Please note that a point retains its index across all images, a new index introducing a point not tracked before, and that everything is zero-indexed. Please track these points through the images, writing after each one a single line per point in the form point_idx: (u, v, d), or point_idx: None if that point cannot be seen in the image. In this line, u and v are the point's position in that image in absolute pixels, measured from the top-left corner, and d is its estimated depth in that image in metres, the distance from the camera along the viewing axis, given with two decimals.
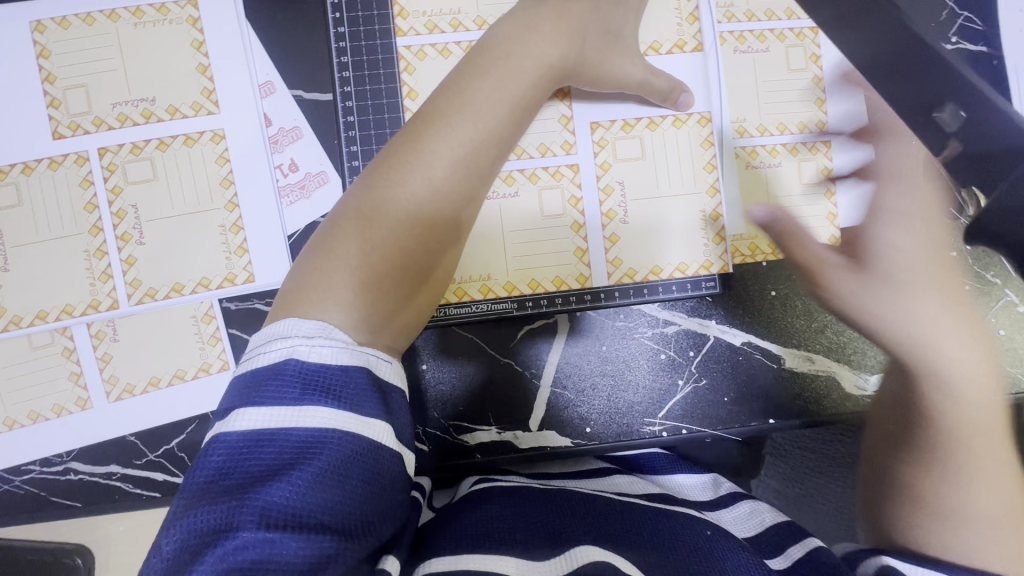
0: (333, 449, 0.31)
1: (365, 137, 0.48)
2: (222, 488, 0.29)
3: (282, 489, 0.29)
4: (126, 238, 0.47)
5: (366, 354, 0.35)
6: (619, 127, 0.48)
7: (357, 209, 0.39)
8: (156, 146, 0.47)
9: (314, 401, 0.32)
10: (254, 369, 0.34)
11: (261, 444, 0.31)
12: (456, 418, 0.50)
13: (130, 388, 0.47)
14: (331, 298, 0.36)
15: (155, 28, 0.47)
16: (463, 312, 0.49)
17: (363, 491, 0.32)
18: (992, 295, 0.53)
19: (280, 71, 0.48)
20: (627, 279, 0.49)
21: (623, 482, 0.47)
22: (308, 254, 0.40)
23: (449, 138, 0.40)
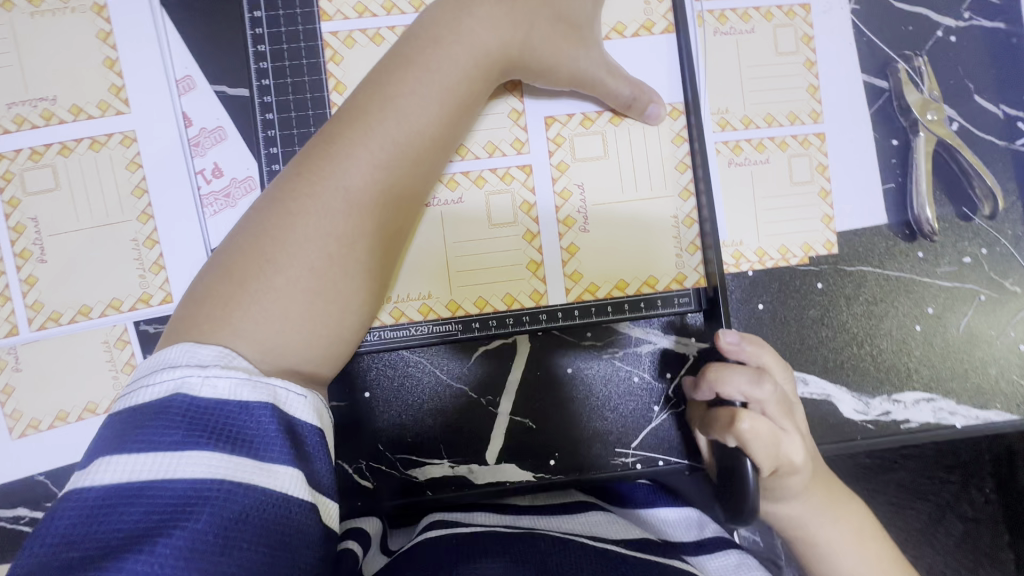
0: (220, 506, 0.26)
1: (287, 138, 0.42)
2: (75, 557, 0.24)
3: (146, 560, 0.24)
4: (25, 255, 0.42)
5: (275, 388, 0.30)
6: (576, 121, 0.42)
7: (266, 224, 0.34)
8: (58, 151, 0.42)
9: (199, 447, 0.27)
10: (137, 404, 0.29)
11: (129, 497, 0.26)
12: (404, 451, 0.45)
13: (35, 424, 0.42)
14: (228, 332, 0.31)
15: (54, 19, 0.42)
16: (402, 335, 0.42)
17: (257, 554, 0.27)
18: (1011, 305, 0.47)
19: (197, 65, 0.43)
20: (588, 296, 0.42)
21: (598, 520, 0.40)
22: (207, 275, 0.34)
23: (369, 139, 0.35)
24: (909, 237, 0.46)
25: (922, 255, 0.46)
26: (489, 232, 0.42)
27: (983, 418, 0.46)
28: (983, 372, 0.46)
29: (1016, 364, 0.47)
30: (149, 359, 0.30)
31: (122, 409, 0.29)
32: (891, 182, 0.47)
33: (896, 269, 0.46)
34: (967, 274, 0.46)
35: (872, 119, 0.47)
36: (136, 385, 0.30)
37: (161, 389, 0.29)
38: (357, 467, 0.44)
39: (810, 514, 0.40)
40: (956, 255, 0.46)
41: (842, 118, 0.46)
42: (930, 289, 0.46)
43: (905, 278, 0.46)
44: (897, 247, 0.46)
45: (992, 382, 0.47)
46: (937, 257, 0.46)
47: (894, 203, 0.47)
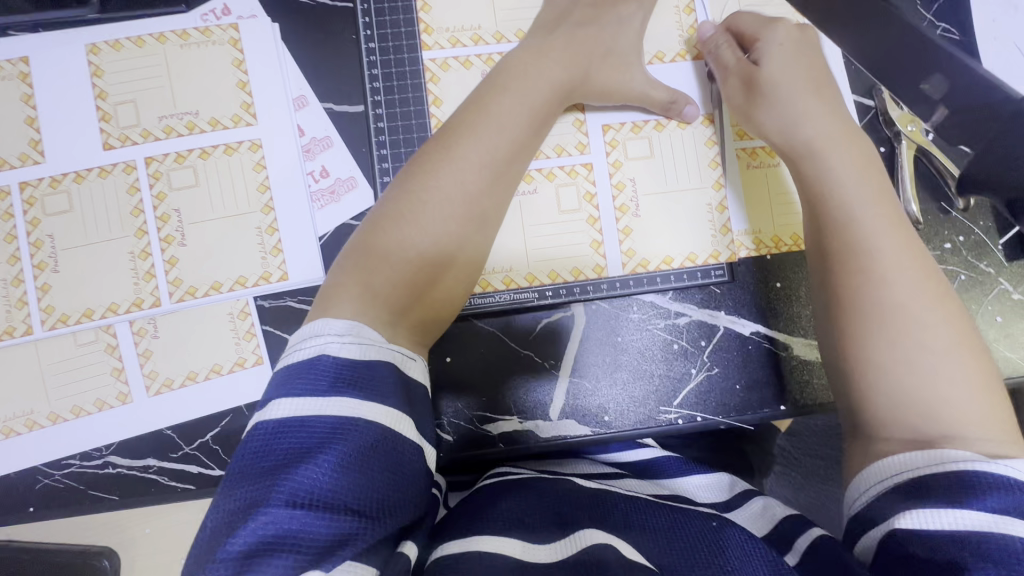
0: (359, 437, 0.33)
1: (392, 143, 0.52)
2: (256, 470, 0.31)
3: (311, 472, 0.31)
4: (170, 240, 0.50)
5: (392, 352, 0.38)
6: (630, 128, 0.52)
7: (392, 209, 0.42)
8: (198, 155, 0.51)
9: (343, 393, 0.34)
10: (290, 362, 0.36)
11: (293, 429, 0.33)
12: (480, 410, 0.52)
13: (169, 383, 0.50)
14: (368, 291, 0.39)
15: (199, 49, 0.52)
16: (488, 302, 0.52)
17: (385, 477, 0.33)
18: (987, 284, 0.55)
19: (313, 87, 0.52)
20: (641, 269, 0.52)
21: (635, 484, 0.48)
22: (348, 250, 0.42)
23: (476, 145, 0.44)
24: None
25: None
26: (561, 216, 0.52)
27: None
28: None
29: (994, 334, 0.55)
30: (297, 330, 0.37)
31: (278, 366, 0.36)
32: None
33: None
34: (949, 258, 0.55)
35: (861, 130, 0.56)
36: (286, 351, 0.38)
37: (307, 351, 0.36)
38: (439, 423, 0.52)
39: None
40: (939, 242, 0.55)
41: None
42: None
43: None
44: None
45: None
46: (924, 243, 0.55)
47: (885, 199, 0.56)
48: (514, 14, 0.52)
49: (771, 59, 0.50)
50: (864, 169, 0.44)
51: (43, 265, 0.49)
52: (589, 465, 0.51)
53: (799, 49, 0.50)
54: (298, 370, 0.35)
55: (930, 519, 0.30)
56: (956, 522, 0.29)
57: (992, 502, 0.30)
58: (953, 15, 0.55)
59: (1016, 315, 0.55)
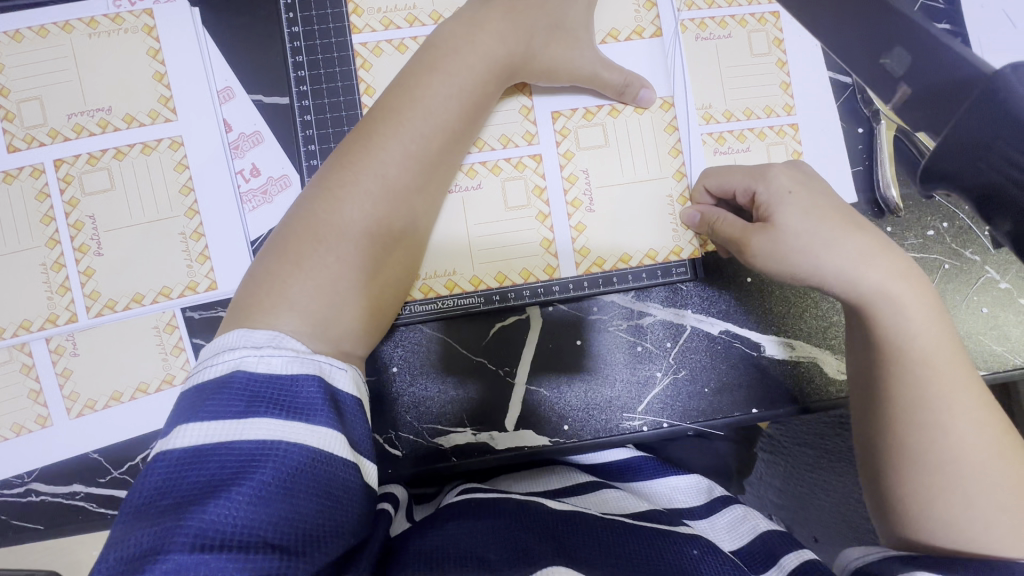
0: (280, 462, 0.29)
1: (321, 139, 0.47)
2: (155, 510, 0.27)
3: (221, 507, 0.27)
4: (84, 249, 0.46)
5: (319, 363, 0.33)
6: (581, 115, 0.49)
7: (312, 212, 0.39)
8: (112, 155, 0.47)
9: (260, 414, 0.30)
10: (202, 381, 0.32)
11: (201, 458, 0.28)
12: (431, 422, 0.49)
13: (91, 404, 0.46)
14: (281, 304, 0.35)
15: (108, 38, 0.47)
16: (431, 308, 0.48)
17: (312, 505, 0.29)
18: (972, 272, 0.52)
19: (237, 76, 0.48)
20: (596, 268, 0.49)
21: (613, 497, 0.45)
22: (263, 261, 0.39)
23: (400, 134, 0.40)
24: (877, 214, 0.52)
25: (890, 230, 0.52)
26: (507, 214, 0.48)
27: None
28: None
29: (979, 325, 0.52)
30: (209, 345, 0.33)
31: (189, 387, 0.32)
32: (858, 165, 0.52)
33: None
34: (931, 246, 0.52)
35: (839, 112, 0.52)
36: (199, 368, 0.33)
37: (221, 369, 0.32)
38: (387, 437, 0.48)
39: None
40: (921, 229, 0.52)
41: (812, 110, 0.52)
42: None
43: None
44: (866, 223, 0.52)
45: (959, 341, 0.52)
46: (904, 231, 0.52)
47: (863, 184, 0.52)
48: None
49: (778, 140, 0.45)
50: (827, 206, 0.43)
51: None
52: (563, 476, 0.49)
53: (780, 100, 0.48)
54: (209, 390, 0.31)
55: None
56: None
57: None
58: None
59: (1004, 305, 0.52)
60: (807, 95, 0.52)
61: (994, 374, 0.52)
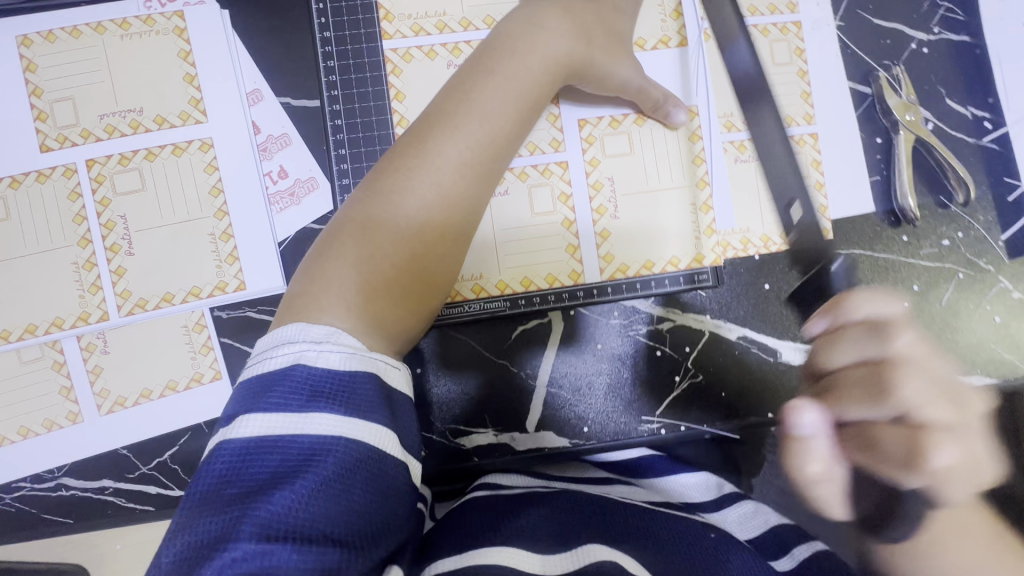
0: (338, 458, 0.30)
1: (350, 143, 0.48)
2: (223, 497, 0.28)
3: (284, 499, 0.28)
4: (115, 249, 0.47)
5: (375, 360, 0.34)
6: (608, 123, 0.49)
7: (368, 215, 0.39)
8: (144, 156, 0.47)
9: (320, 409, 0.31)
10: (262, 371, 0.32)
11: (265, 450, 0.30)
12: (454, 423, 0.50)
13: (121, 401, 0.47)
14: (340, 307, 0.35)
15: (141, 40, 0.48)
16: (455, 312, 0.49)
17: (366, 500, 0.31)
18: (986, 282, 0.53)
19: (268, 79, 0.48)
20: (619, 274, 0.49)
21: (625, 491, 0.45)
22: (311, 261, 0.39)
23: (456, 140, 0.40)
24: (894, 224, 0.53)
25: (906, 239, 0.53)
26: (533, 219, 0.49)
27: None
28: (963, 341, 0.53)
29: (992, 334, 0.53)
30: (267, 335, 0.34)
31: (248, 375, 0.33)
32: (876, 175, 0.53)
33: (884, 252, 0.53)
34: (946, 256, 0.53)
35: (857, 120, 0.53)
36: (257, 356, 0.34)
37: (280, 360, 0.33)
38: None
39: None
40: (936, 239, 0.53)
41: (832, 120, 0.53)
42: (914, 269, 0.53)
43: (893, 260, 0.53)
44: (883, 232, 0.53)
45: (972, 350, 0.53)
46: (920, 240, 0.53)
47: (881, 194, 0.53)
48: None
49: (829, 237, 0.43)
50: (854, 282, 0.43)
51: None
52: (577, 470, 0.49)
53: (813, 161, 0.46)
54: (270, 381, 0.32)
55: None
56: None
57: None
58: None
59: (1017, 315, 0.53)
60: (829, 104, 0.53)
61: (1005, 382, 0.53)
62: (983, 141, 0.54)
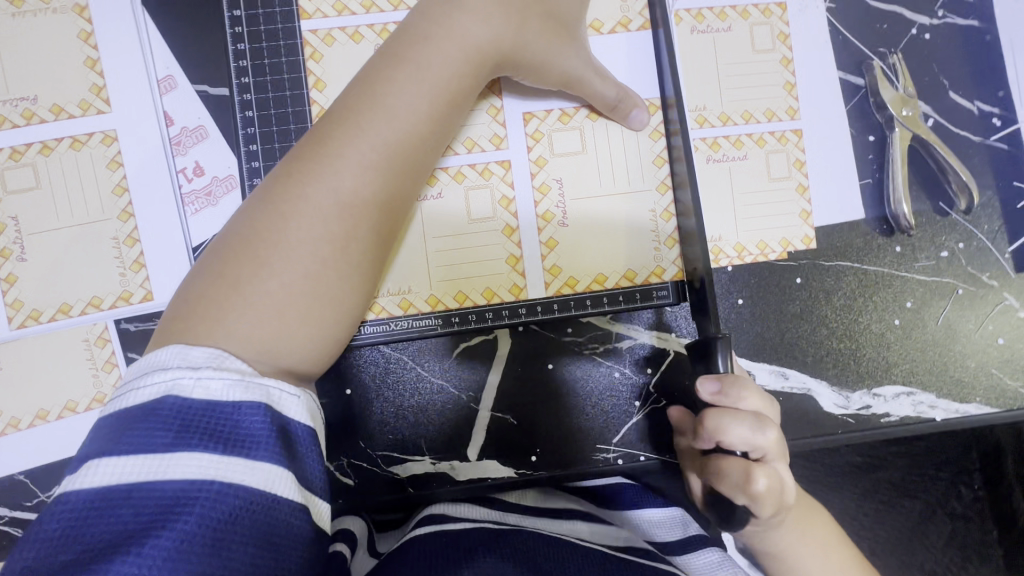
0: (209, 508, 0.26)
1: (267, 137, 0.43)
2: (62, 560, 0.24)
3: (132, 563, 0.24)
4: (6, 254, 0.42)
5: (267, 388, 0.29)
6: (557, 117, 0.44)
7: (256, 228, 0.34)
8: (38, 150, 0.42)
9: (188, 449, 0.26)
10: (130, 403, 0.28)
11: (118, 500, 0.25)
12: (387, 449, 0.45)
13: (16, 422, 0.42)
14: (219, 337, 0.31)
15: (35, 18, 0.42)
16: (383, 330, 0.43)
17: (247, 555, 0.26)
18: (989, 299, 0.47)
19: (180, 65, 0.43)
20: (566, 289, 0.44)
21: (585, 530, 0.40)
22: (201, 276, 0.34)
23: (359, 142, 0.35)
24: (887, 232, 0.47)
25: (900, 250, 0.47)
26: (470, 225, 0.43)
27: (962, 412, 0.47)
28: (961, 365, 0.47)
29: (994, 357, 0.47)
30: (141, 360, 0.29)
31: (114, 406, 0.28)
32: (868, 177, 0.47)
33: (875, 264, 0.47)
34: (945, 269, 0.47)
35: (847, 116, 0.47)
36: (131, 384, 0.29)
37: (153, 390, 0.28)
38: (338, 464, 0.44)
39: (788, 528, 0.40)
40: (934, 250, 0.47)
41: (819, 115, 0.47)
42: (908, 284, 0.47)
43: (883, 274, 0.47)
44: (875, 242, 0.47)
45: (971, 375, 0.47)
46: (915, 251, 0.47)
47: (872, 198, 0.47)
48: None
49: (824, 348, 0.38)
50: None
51: None
52: (533, 497, 0.45)
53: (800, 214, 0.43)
54: (135, 416, 0.27)
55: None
56: None
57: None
58: None
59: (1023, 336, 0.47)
60: (817, 96, 0.47)
61: (1008, 413, 0.47)
62: (991, 139, 0.48)
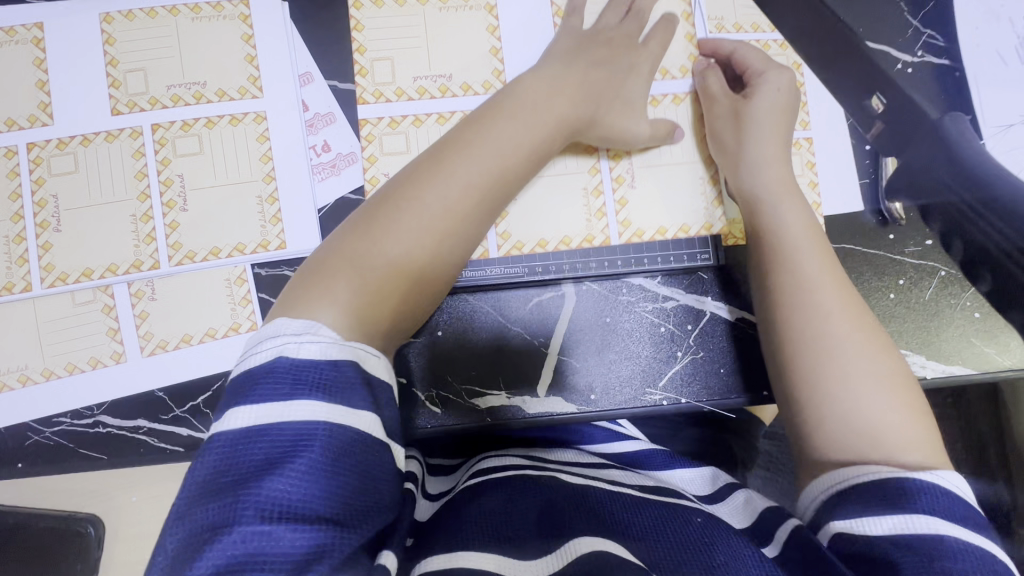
0: (323, 442, 0.32)
1: (400, 107, 0.53)
2: (219, 484, 0.30)
3: (278, 481, 0.30)
4: (171, 205, 0.51)
5: (354, 349, 0.36)
6: (677, 71, 0.57)
7: (375, 217, 0.42)
8: (204, 124, 0.52)
9: (303, 395, 0.33)
10: (247, 369, 0.35)
11: (254, 439, 0.32)
12: (469, 383, 0.53)
13: (163, 344, 0.50)
14: (329, 295, 0.39)
15: (209, 22, 0.53)
16: (477, 279, 0.54)
17: (351, 480, 0.33)
18: (967, 280, 0.57)
19: (318, 65, 0.54)
20: (636, 239, 0.55)
21: (618, 474, 0.52)
22: (322, 253, 0.42)
23: (469, 160, 0.44)
24: (881, 223, 0.57)
25: (893, 237, 0.57)
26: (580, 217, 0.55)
27: (945, 372, 0.56)
28: (944, 335, 0.57)
29: (973, 329, 0.57)
30: (252, 337, 0.36)
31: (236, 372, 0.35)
32: (866, 178, 0.58)
33: (873, 248, 0.57)
34: (930, 254, 0.57)
35: (849, 130, 0.58)
36: (246, 355, 0.36)
37: (263, 356, 0.35)
38: (429, 394, 0.53)
39: None
40: (921, 238, 0.57)
41: (827, 128, 0.58)
42: (901, 265, 0.57)
43: (881, 256, 0.57)
44: (871, 230, 0.57)
45: (954, 344, 0.57)
46: (905, 239, 0.57)
47: (870, 196, 0.58)
48: (513, 5, 0.55)
49: (760, 91, 0.54)
50: (783, 120, 0.53)
51: (45, 224, 0.50)
52: (576, 455, 0.56)
53: (784, 105, 0.54)
54: (254, 378, 0.34)
55: (870, 524, 0.35)
56: (893, 525, 0.35)
57: (954, 542, 0.33)
58: (938, 24, 0.59)
59: (995, 311, 0.57)
60: (826, 113, 0.58)
61: (983, 374, 0.57)
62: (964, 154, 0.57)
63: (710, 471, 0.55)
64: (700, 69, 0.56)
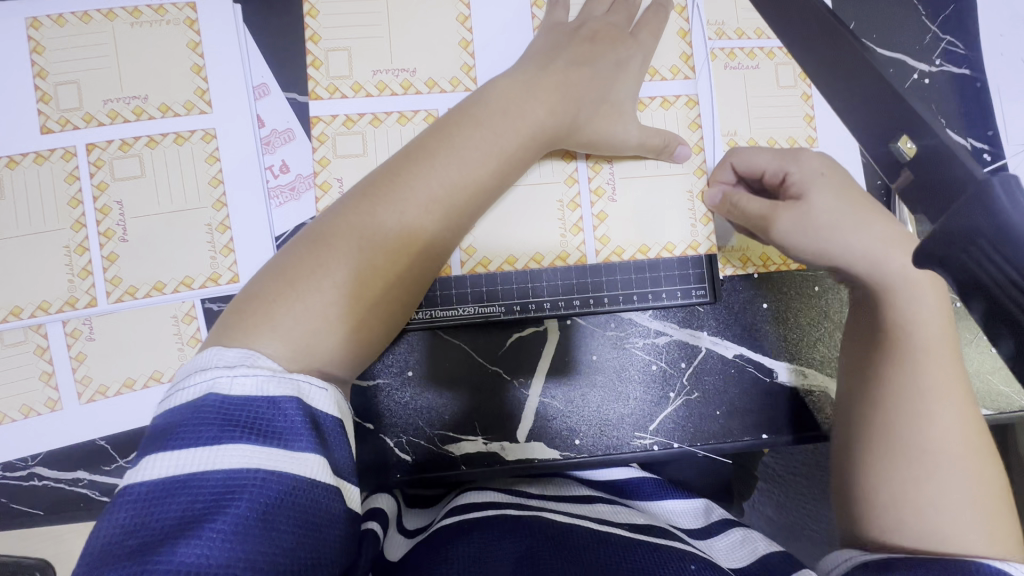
0: (258, 494, 0.25)
1: (356, 105, 0.48)
2: (121, 552, 0.23)
3: (195, 547, 0.23)
4: (109, 234, 0.46)
5: (298, 383, 0.29)
6: (668, 72, 0.52)
7: (324, 237, 0.36)
8: (145, 143, 0.47)
9: (232, 439, 0.26)
10: (169, 408, 0.28)
11: (170, 492, 0.25)
12: (443, 428, 0.49)
13: (103, 390, 0.46)
14: (269, 326, 0.32)
15: (150, 28, 0.47)
16: (449, 314, 0.49)
17: (292, 538, 0.26)
18: None
19: (275, 76, 0.49)
20: (614, 257, 0.50)
21: (607, 509, 0.44)
22: (262, 280, 0.35)
23: (430, 179, 0.39)
24: None
25: None
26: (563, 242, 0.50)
27: None
28: None
29: (990, 365, 0.52)
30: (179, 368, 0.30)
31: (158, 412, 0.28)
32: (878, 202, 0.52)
33: None
34: None
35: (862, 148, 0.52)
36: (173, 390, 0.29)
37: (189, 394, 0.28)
38: (398, 440, 0.49)
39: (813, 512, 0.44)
40: None
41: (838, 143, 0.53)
42: None
43: None
44: None
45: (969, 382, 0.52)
46: None
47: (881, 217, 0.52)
48: (492, 8, 0.50)
49: (807, 187, 0.47)
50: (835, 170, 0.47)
51: None
52: (559, 486, 0.48)
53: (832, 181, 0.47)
54: (176, 419, 0.27)
55: None
56: None
57: None
58: (959, 30, 0.53)
59: None
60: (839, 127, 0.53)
61: (999, 416, 0.52)
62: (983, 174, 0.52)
63: (704, 503, 0.47)
64: (718, 198, 0.50)
